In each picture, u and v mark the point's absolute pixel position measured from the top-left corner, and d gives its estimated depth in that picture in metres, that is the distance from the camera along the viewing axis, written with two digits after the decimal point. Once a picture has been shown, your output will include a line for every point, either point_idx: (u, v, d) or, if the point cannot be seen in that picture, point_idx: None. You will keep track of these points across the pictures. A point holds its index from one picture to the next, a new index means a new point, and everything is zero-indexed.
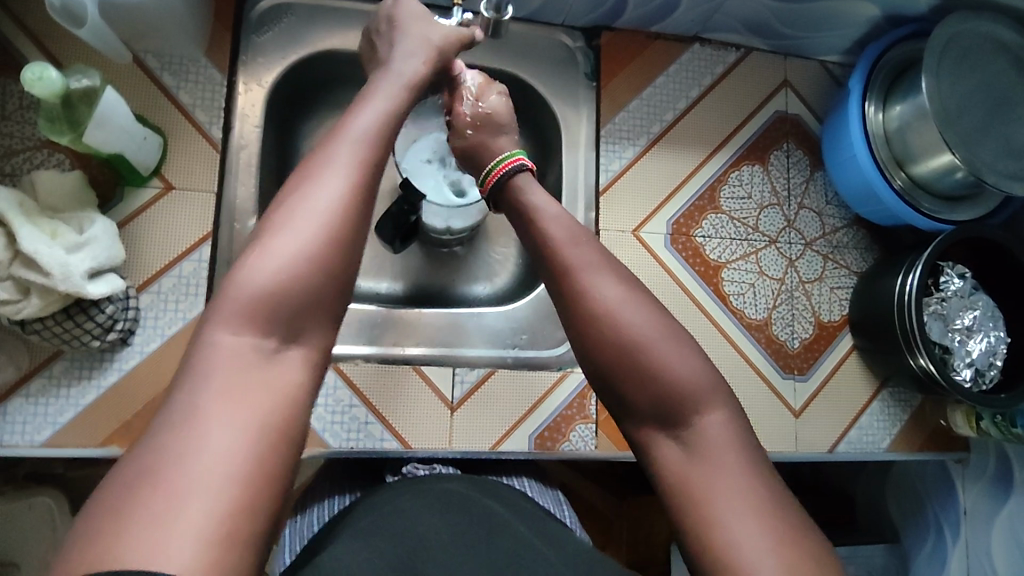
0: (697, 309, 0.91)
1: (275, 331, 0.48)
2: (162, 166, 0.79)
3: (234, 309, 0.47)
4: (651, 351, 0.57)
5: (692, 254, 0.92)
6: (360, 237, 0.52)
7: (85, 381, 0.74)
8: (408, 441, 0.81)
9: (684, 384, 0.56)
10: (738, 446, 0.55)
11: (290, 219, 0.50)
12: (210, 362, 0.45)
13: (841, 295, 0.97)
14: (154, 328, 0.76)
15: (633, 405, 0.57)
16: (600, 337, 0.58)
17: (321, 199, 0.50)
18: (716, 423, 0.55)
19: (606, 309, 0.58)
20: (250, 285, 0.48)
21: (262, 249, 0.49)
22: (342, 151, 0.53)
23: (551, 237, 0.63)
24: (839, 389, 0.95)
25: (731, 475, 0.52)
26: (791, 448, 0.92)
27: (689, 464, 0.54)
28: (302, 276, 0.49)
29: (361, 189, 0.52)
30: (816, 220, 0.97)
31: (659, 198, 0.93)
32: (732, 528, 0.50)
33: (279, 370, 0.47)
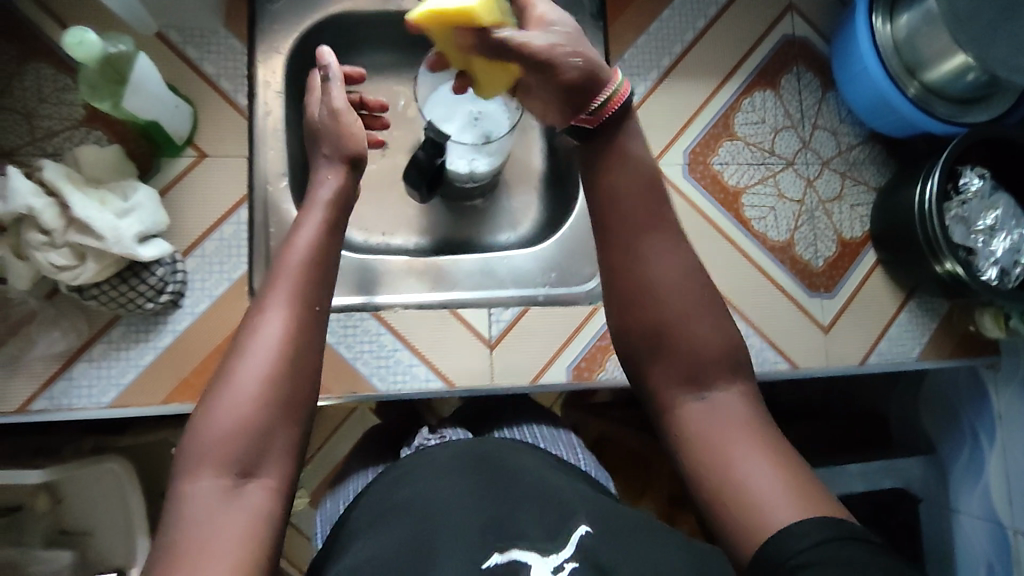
0: (720, 234, 0.93)
1: (235, 465, 0.52)
2: (194, 135, 0.82)
3: (202, 462, 0.52)
4: (682, 330, 0.60)
5: (711, 181, 0.94)
6: (305, 366, 0.57)
7: (143, 343, 0.77)
8: (451, 380, 0.84)
9: (711, 357, 0.59)
10: (756, 417, 0.58)
11: (235, 373, 0.54)
12: (186, 512, 0.50)
13: (862, 212, 0.98)
14: (201, 290, 0.80)
15: (661, 368, 0.60)
16: (648, 307, 0.60)
17: (266, 336, 0.56)
18: (733, 397, 0.59)
19: (654, 282, 0.60)
20: (211, 436, 0.52)
21: (220, 396, 0.54)
22: (280, 287, 0.58)
23: (617, 193, 0.62)
24: (866, 302, 0.96)
25: (753, 437, 0.56)
26: (822, 363, 0.93)
27: (709, 420, 0.58)
28: (256, 414, 0.53)
29: (298, 325, 0.57)
30: (832, 139, 0.98)
31: (674, 130, 0.94)
32: (748, 475, 0.54)
33: (246, 503, 0.52)
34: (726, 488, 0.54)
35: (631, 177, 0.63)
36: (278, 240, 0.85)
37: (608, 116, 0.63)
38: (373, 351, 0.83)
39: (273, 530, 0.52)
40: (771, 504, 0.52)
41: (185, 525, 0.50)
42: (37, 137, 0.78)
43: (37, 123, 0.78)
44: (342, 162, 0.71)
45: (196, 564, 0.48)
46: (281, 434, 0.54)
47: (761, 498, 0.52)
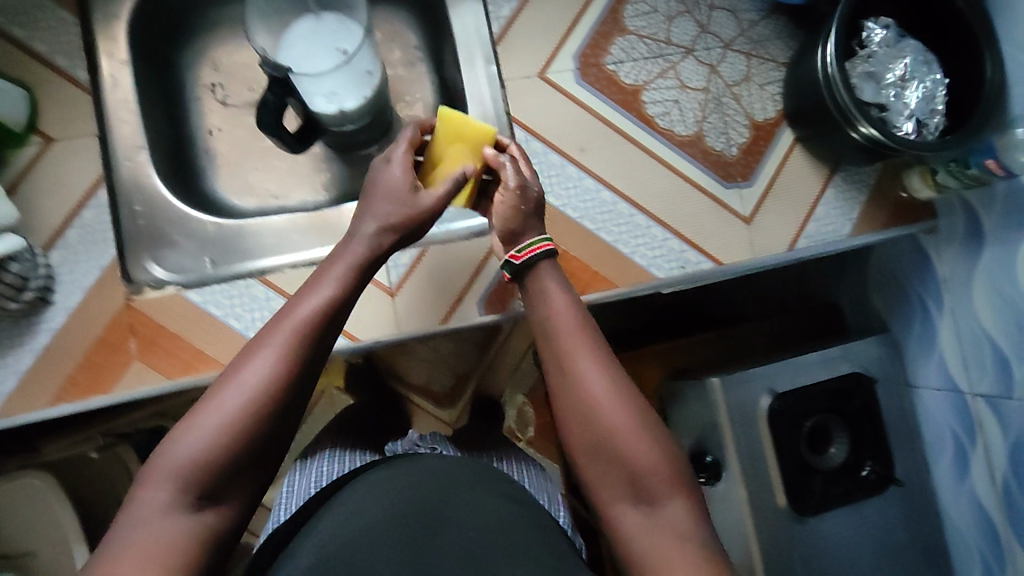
0: (623, 138, 0.88)
1: (194, 493, 0.51)
2: (37, 121, 0.76)
3: (156, 475, 0.50)
4: (620, 442, 0.55)
5: (607, 83, 0.88)
6: (281, 418, 0.54)
7: (20, 347, 0.74)
8: (354, 334, 0.80)
9: (655, 473, 0.55)
10: (699, 541, 0.54)
11: (216, 397, 0.52)
12: (130, 521, 0.50)
13: (774, 91, 0.92)
14: (72, 282, 0.75)
15: (604, 484, 0.56)
16: (581, 417, 0.57)
17: (250, 379, 0.52)
18: (676, 510, 0.55)
19: (593, 402, 0.57)
20: (175, 459, 0.50)
21: (189, 421, 0.52)
22: (277, 335, 0.54)
23: (553, 323, 0.61)
24: (788, 185, 0.91)
25: (690, 563, 0.52)
26: (749, 256, 0.89)
27: (652, 541, 0.54)
28: (224, 447, 0.51)
29: (285, 377, 0.53)
30: (730, 19, 0.92)
31: (560, 34, 0.88)
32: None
33: (189, 528, 0.50)
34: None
35: (558, 309, 0.62)
36: (148, 216, 0.79)
37: (539, 262, 0.65)
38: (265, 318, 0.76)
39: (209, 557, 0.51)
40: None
41: (131, 526, 0.49)
42: None
43: None
44: (390, 233, 0.63)
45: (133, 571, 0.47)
46: (241, 474, 0.53)
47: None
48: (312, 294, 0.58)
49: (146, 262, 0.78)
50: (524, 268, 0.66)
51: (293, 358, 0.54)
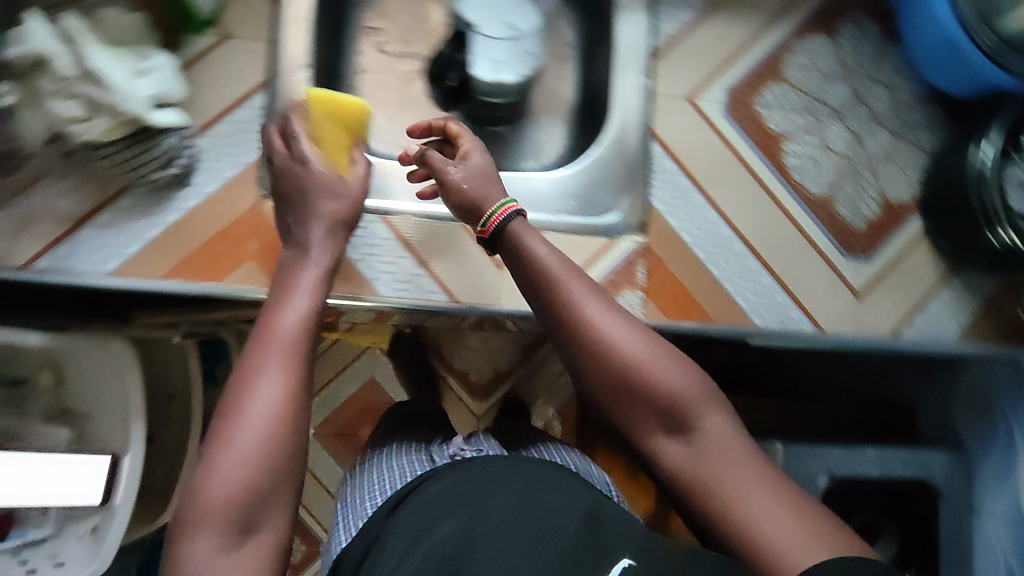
0: (754, 180, 0.88)
1: (238, 522, 0.51)
2: (221, 16, 0.81)
3: (205, 523, 0.51)
4: (651, 377, 0.60)
5: (751, 124, 0.89)
6: (297, 435, 0.54)
7: (150, 217, 0.77)
8: (455, 296, 0.82)
9: (691, 398, 0.60)
10: (743, 441, 0.60)
11: (230, 434, 0.52)
12: (183, 572, 0.50)
13: (912, 175, 0.91)
14: (213, 170, 0.79)
15: (645, 427, 0.61)
16: (607, 373, 0.60)
17: (259, 404, 0.53)
18: (716, 424, 0.60)
19: (613, 349, 0.60)
20: (215, 495, 0.51)
21: (216, 458, 0.52)
22: (269, 356, 0.56)
23: (554, 276, 0.62)
24: (905, 271, 0.90)
25: (739, 463, 0.58)
26: (850, 330, 0.88)
27: (707, 466, 0.58)
28: (259, 477, 0.52)
29: (293, 391, 0.55)
30: (886, 95, 0.92)
31: (718, 65, 0.89)
32: (758, 517, 0.55)
33: (248, 555, 0.51)
34: (736, 533, 0.55)
35: (549, 252, 0.64)
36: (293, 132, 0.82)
37: (510, 224, 0.67)
38: (379, 256, 0.81)
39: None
40: (783, 542, 0.53)
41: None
42: None
43: None
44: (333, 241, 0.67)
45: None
46: (273, 501, 0.53)
47: (775, 538, 0.54)
48: (288, 304, 0.59)
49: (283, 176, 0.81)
50: (494, 237, 0.67)
51: (291, 367, 0.56)
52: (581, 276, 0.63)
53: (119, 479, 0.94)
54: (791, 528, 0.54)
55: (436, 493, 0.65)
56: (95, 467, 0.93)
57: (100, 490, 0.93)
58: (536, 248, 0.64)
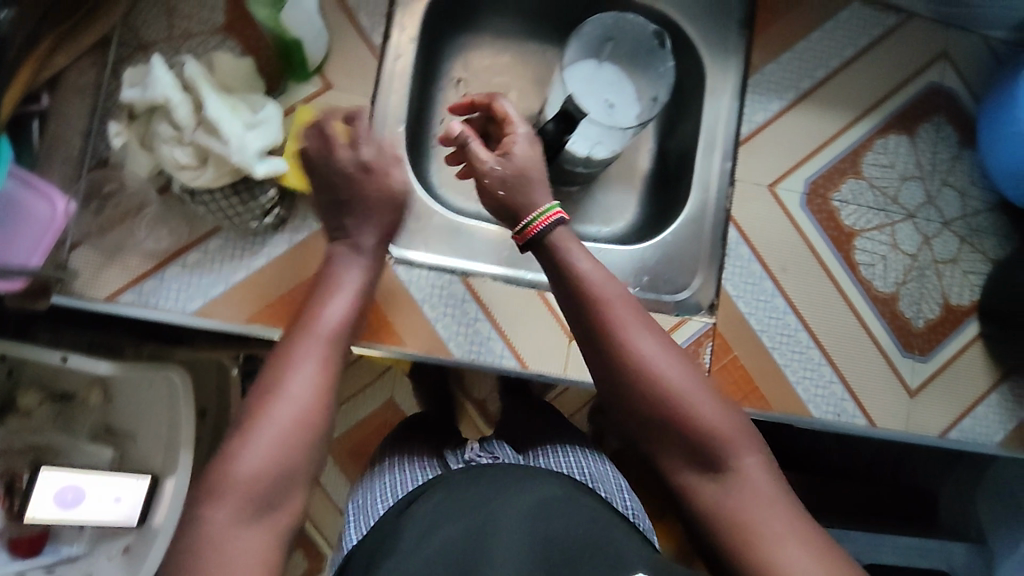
0: (825, 274, 0.90)
1: (261, 499, 0.55)
2: (325, 65, 0.81)
3: (221, 494, 0.55)
4: (687, 407, 0.61)
5: (827, 217, 0.90)
6: (325, 423, 0.60)
7: (237, 261, 0.77)
8: (525, 362, 0.82)
9: (721, 431, 0.60)
10: (775, 485, 0.59)
11: (265, 413, 0.58)
12: (199, 542, 0.53)
13: (975, 281, 0.93)
14: (302, 220, 0.79)
15: (673, 456, 0.62)
16: (643, 398, 0.61)
17: (298, 383, 0.60)
18: (752, 466, 0.60)
19: (646, 372, 0.61)
20: (246, 466, 0.56)
21: (248, 439, 0.57)
22: (309, 346, 0.62)
23: (600, 296, 0.64)
24: (958, 375, 0.92)
25: (772, 507, 0.57)
26: (901, 428, 0.90)
27: (734, 502, 0.58)
28: (292, 448, 0.58)
29: (326, 382, 0.61)
30: (958, 200, 0.94)
31: (800, 156, 0.90)
32: (786, 560, 0.54)
33: (258, 536, 0.55)
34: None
35: (595, 270, 0.66)
36: None
37: (555, 230, 0.67)
38: (455, 316, 0.82)
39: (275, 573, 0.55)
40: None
41: (201, 548, 0.53)
42: (173, 35, 0.77)
43: (175, 21, 0.78)
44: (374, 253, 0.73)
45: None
46: (292, 496, 0.57)
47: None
48: (332, 297, 0.68)
49: None
50: (535, 245, 0.68)
51: (329, 364, 0.63)
52: (625, 297, 0.65)
53: (157, 504, 0.93)
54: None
55: (455, 496, 0.64)
56: (136, 490, 0.92)
57: (137, 512, 0.92)
58: (581, 258, 0.66)
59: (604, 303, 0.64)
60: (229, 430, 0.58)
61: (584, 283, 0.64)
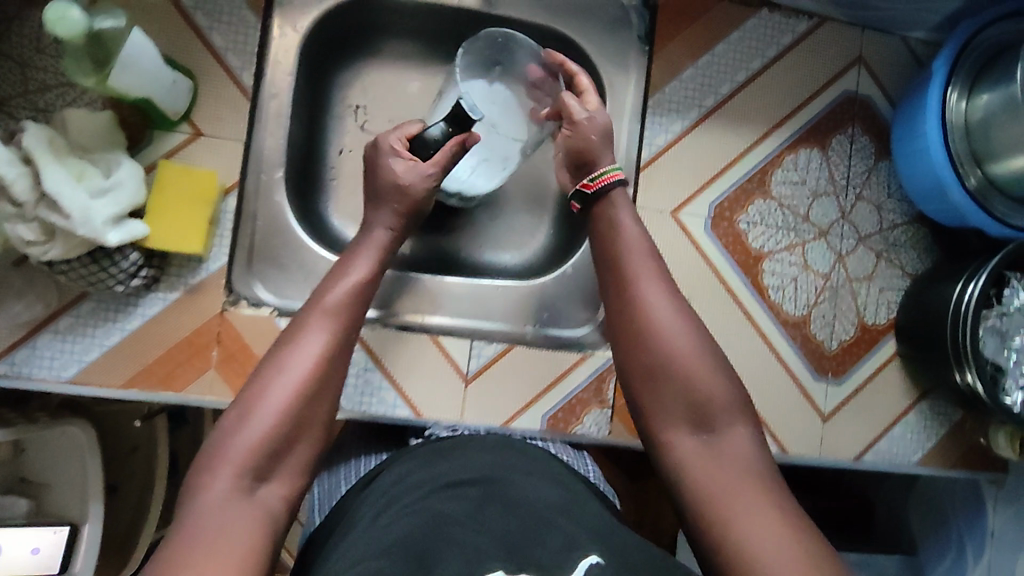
0: (732, 300, 0.87)
1: (251, 471, 0.55)
2: (192, 111, 0.76)
3: (221, 462, 0.54)
4: (679, 364, 0.62)
5: (733, 241, 0.87)
6: (327, 397, 0.60)
7: (110, 323, 0.75)
8: (419, 410, 0.81)
9: (720, 399, 0.61)
10: (757, 459, 0.59)
11: (264, 393, 0.58)
12: (199, 505, 0.52)
13: (890, 298, 0.91)
14: (177, 277, 0.77)
15: (667, 409, 0.62)
16: (643, 346, 0.63)
17: (302, 357, 0.60)
18: (738, 437, 0.60)
19: (660, 330, 0.63)
20: (245, 435, 0.55)
21: (249, 410, 0.57)
22: (320, 318, 0.63)
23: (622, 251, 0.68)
24: (874, 396, 0.90)
25: (743, 476, 0.57)
26: (814, 453, 0.88)
27: (718, 467, 0.58)
28: (294, 416, 0.57)
29: (329, 353, 0.61)
30: (873, 215, 0.90)
31: (704, 179, 0.86)
32: (746, 530, 0.53)
33: (256, 507, 0.54)
34: (728, 541, 0.54)
35: (633, 235, 0.69)
36: (265, 233, 0.80)
37: (608, 192, 0.72)
38: None
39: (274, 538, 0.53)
40: (770, 555, 0.51)
41: (200, 514, 0.52)
42: (28, 89, 0.74)
43: (29, 74, 0.74)
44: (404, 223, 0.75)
45: (199, 551, 0.49)
46: (297, 454, 0.58)
47: (761, 555, 0.51)
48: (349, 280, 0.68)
49: (254, 281, 0.80)
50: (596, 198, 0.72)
51: (335, 334, 0.63)
52: (654, 258, 0.68)
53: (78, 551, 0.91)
54: (786, 557, 0.51)
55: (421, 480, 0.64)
56: (55, 539, 0.91)
57: (59, 560, 0.90)
58: (620, 223, 0.70)
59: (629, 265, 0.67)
60: (232, 404, 0.58)
61: (615, 243, 0.68)
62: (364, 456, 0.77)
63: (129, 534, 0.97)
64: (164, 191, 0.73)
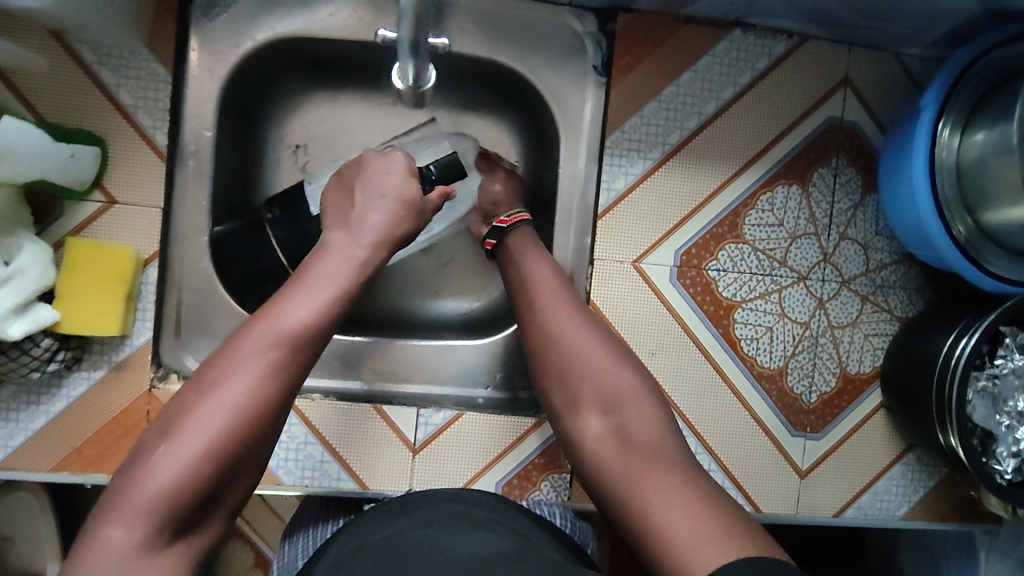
0: (701, 355, 0.81)
1: (166, 524, 0.49)
2: (103, 177, 0.71)
3: (122, 511, 0.49)
4: (584, 363, 0.63)
5: (701, 290, 0.80)
6: (254, 443, 0.54)
7: (33, 407, 0.72)
8: (365, 484, 0.76)
9: (627, 386, 0.61)
10: (669, 442, 0.58)
11: (178, 436, 0.51)
12: (94, 563, 0.47)
13: (876, 345, 0.84)
14: (101, 355, 0.72)
15: (580, 406, 0.62)
16: (547, 351, 0.64)
17: (229, 388, 0.53)
18: (647, 420, 0.59)
19: (565, 330, 0.64)
20: (154, 479, 0.50)
21: (161, 455, 0.51)
22: (254, 340, 0.55)
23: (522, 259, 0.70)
24: (857, 450, 0.84)
25: (661, 465, 0.56)
26: (790, 511, 0.83)
27: (631, 449, 0.58)
28: (214, 456, 0.51)
29: (263, 396, 0.54)
30: (859, 255, 0.82)
31: (668, 225, 0.79)
32: (661, 507, 0.52)
33: (165, 561, 0.49)
34: (646, 515, 0.53)
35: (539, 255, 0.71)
36: (192, 302, 0.76)
37: (516, 225, 0.73)
38: (283, 442, 0.75)
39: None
40: (682, 524, 0.50)
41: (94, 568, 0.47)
42: None
43: None
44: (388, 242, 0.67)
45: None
46: (219, 499, 0.53)
47: (674, 528, 0.50)
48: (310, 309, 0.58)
49: (185, 353, 0.75)
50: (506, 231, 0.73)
51: (275, 377, 0.55)
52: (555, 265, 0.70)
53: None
54: (694, 523, 0.50)
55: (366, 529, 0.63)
56: None
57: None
58: (528, 241, 0.72)
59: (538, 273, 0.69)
60: (147, 439, 0.53)
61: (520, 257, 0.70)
62: (323, 522, 0.71)
63: None
64: (75, 270, 0.68)
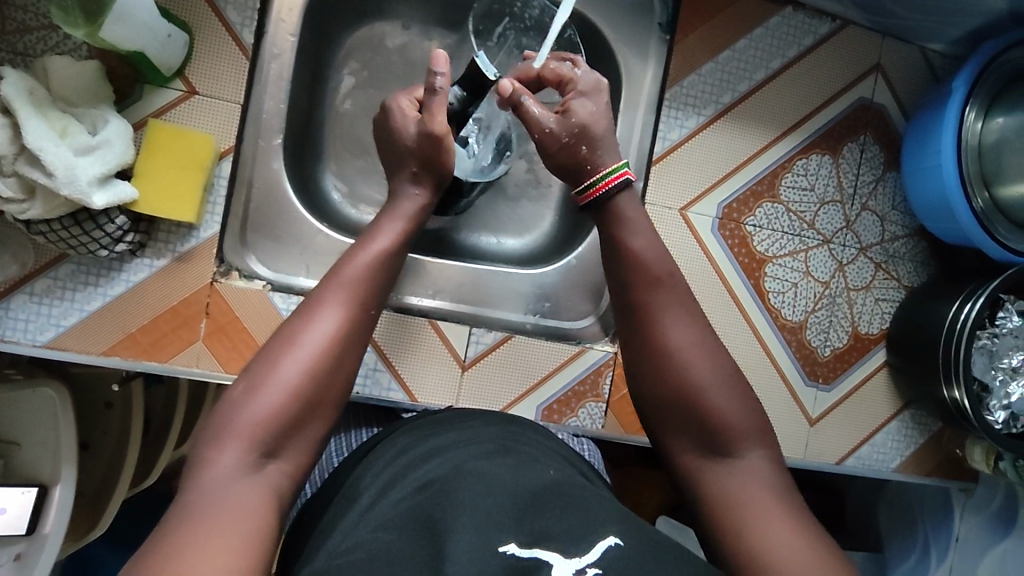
0: (733, 303, 0.87)
1: (258, 448, 0.50)
2: (187, 66, 0.71)
3: (226, 439, 0.50)
4: (699, 386, 0.57)
5: (738, 243, 0.87)
6: (343, 374, 0.56)
7: (91, 287, 0.71)
8: (414, 394, 0.79)
9: (734, 424, 0.56)
10: (780, 484, 0.54)
11: (277, 366, 0.53)
12: (198, 484, 0.47)
13: (885, 308, 0.92)
14: (166, 244, 0.72)
15: (684, 438, 0.58)
16: (658, 360, 0.59)
17: (318, 331, 0.55)
18: (758, 460, 0.55)
19: (671, 354, 0.58)
20: (249, 413, 0.51)
21: (254, 392, 0.52)
22: (337, 294, 0.58)
23: (635, 247, 0.63)
24: (862, 404, 0.91)
25: (771, 507, 0.51)
26: (799, 455, 0.89)
27: (734, 487, 0.53)
28: (309, 378, 0.53)
29: (349, 332, 0.57)
30: (877, 225, 0.91)
31: (714, 178, 0.86)
32: (769, 538, 0.49)
33: (258, 485, 0.49)
34: (746, 544, 0.49)
35: (646, 252, 0.63)
36: (259, 203, 0.78)
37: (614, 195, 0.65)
38: None
39: (276, 521, 0.48)
40: (792, 563, 0.47)
41: (207, 490, 0.47)
42: (5, 30, 0.66)
43: (6, 12, 0.66)
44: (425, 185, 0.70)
45: (201, 537, 0.43)
46: (296, 432, 0.52)
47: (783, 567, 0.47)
48: (360, 252, 0.62)
49: (247, 254, 0.78)
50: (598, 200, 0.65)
51: (353, 330, 0.57)
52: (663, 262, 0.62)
53: (48, 510, 0.87)
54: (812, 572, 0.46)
55: (419, 430, 0.61)
56: (23, 501, 0.86)
57: (27, 521, 0.86)
58: (627, 239, 0.63)
59: (643, 282, 0.61)
60: (241, 373, 0.54)
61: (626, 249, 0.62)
62: (355, 430, 0.73)
63: (106, 494, 0.97)
64: (155, 154, 0.69)
